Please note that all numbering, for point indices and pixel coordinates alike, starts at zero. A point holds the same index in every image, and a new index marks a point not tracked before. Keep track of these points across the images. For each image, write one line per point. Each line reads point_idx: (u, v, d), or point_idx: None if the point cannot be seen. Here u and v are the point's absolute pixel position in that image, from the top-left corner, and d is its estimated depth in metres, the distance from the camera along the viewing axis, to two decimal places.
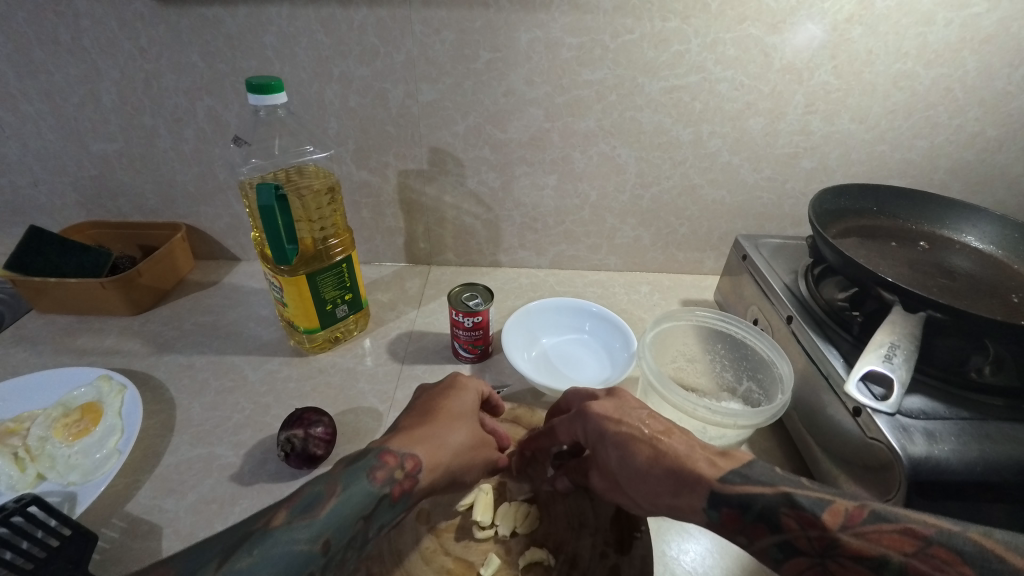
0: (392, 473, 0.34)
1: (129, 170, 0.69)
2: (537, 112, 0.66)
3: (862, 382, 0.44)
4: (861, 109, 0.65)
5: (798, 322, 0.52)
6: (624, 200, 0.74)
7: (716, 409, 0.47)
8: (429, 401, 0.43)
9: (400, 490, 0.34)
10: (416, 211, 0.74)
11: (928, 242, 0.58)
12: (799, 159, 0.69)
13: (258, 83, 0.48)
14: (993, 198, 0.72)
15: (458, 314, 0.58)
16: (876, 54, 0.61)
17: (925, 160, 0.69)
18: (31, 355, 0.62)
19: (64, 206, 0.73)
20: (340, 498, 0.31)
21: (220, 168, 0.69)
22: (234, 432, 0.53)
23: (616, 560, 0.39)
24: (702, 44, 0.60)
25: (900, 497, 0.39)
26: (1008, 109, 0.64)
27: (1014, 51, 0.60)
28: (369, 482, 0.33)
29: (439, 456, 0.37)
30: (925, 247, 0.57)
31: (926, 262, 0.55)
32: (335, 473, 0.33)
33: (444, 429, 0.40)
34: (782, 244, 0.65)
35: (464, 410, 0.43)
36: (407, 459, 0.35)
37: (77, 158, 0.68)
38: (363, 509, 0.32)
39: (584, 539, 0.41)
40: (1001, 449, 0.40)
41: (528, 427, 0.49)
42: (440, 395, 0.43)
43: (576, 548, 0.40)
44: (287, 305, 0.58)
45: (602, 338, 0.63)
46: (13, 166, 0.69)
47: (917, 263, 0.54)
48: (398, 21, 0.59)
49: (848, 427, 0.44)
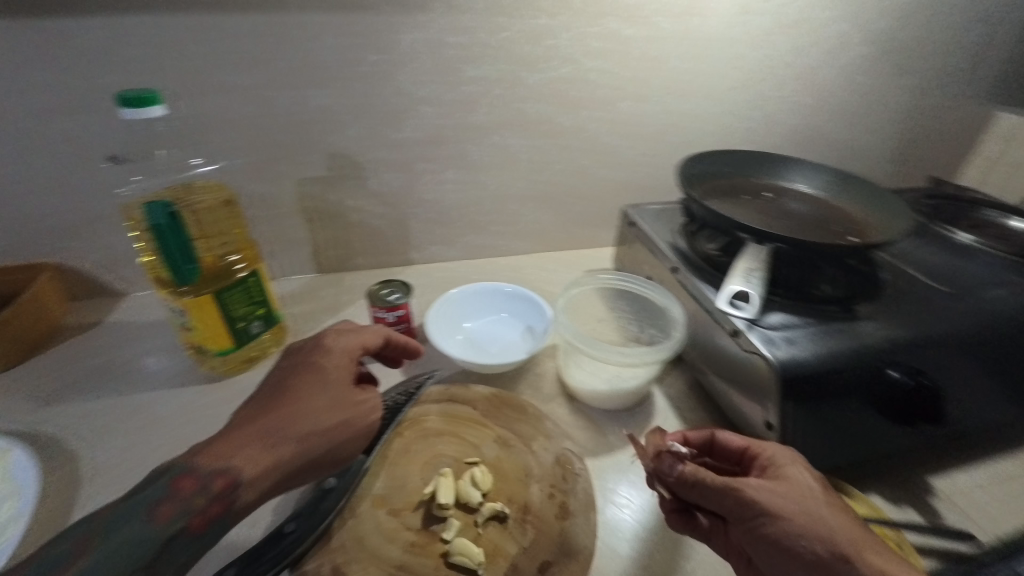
0: (186, 502, 0.35)
1: None
2: (429, 110, 0.69)
3: (734, 312, 0.53)
4: (708, 87, 0.76)
5: (682, 271, 0.61)
6: (522, 186, 0.79)
7: (628, 352, 0.53)
8: (283, 376, 0.42)
9: (196, 519, 0.35)
10: (320, 218, 0.73)
11: (771, 193, 0.69)
12: (666, 135, 0.79)
13: (131, 96, 0.46)
14: (815, 155, 0.87)
15: (379, 311, 0.59)
16: (712, 41, 0.71)
17: (762, 128, 0.82)
18: None
19: None
20: (102, 549, 0.32)
21: (88, 196, 0.62)
22: (155, 468, 0.49)
23: (564, 498, 0.44)
24: (570, 38, 0.67)
25: (776, 398, 0.47)
26: (813, 80, 0.79)
27: (811, 32, 0.74)
28: (147, 523, 0.34)
29: (262, 459, 0.37)
30: (769, 197, 0.69)
31: (771, 210, 0.66)
32: (97, 520, 0.34)
33: (285, 418, 0.39)
34: (661, 209, 0.74)
35: (320, 388, 0.41)
36: (212, 478, 0.36)
37: None
38: (141, 553, 0.33)
39: (533, 486, 0.44)
40: (840, 343, 0.50)
41: (466, 403, 0.52)
42: (295, 372, 0.42)
43: (528, 496, 0.44)
44: (195, 329, 0.55)
45: (521, 315, 0.68)
46: None
47: (765, 211, 0.65)
48: (277, 28, 0.58)
49: (732, 351, 0.53)
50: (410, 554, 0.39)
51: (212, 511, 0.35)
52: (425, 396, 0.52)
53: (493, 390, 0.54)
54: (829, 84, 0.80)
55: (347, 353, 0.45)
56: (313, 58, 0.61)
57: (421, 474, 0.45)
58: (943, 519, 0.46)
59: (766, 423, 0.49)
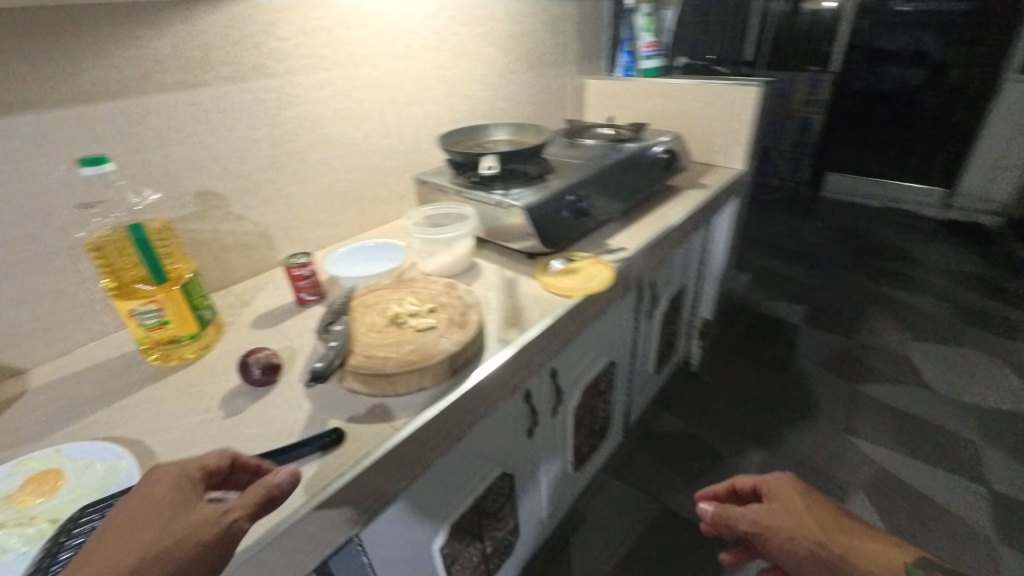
0: None
1: None
2: (266, 145, 0.97)
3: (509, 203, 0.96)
4: (431, 95, 1.23)
5: (465, 192, 1.03)
6: (314, 168, 1.06)
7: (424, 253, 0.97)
8: (126, 518, 0.42)
9: None
10: (201, 247, 0.94)
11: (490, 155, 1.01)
12: (420, 131, 1.24)
13: (89, 158, 0.66)
14: (504, 111, 1.42)
15: (295, 269, 0.87)
16: (422, 65, 1.18)
17: (469, 113, 1.34)
18: None
19: None
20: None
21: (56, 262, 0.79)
22: (197, 408, 0.69)
23: (439, 322, 0.74)
24: (340, 79, 1.04)
25: (532, 230, 0.94)
26: (474, 76, 1.31)
27: (463, 51, 1.26)
28: None
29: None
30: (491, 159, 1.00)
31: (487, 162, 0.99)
32: None
33: (117, 551, 0.39)
34: (438, 170, 1.17)
35: (168, 515, 0.43)
36: None
37: None
38: None
39: (399, 348, 0.69)
40: (545, 190, 0.99)
41: (366, 313, 0.77)
42: (139, 509, 0.43)
43: (387, 346, 0.69)
44: (167, 322, 0.74)
45: (376, 254, 1.01)
46: None
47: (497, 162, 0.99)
48: (141, 107, 0.80)
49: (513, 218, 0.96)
50: (399, 348, 0.69)
51: None
52: (351, 323, 0.74)
53: (392, 280, 0.88)
54: (491, 73, 1.35)
55: (205, 539, 0.42)
56: (131, 109, 0.80)
57: (388, 331, 0.72)
58: (613, 248, 1.02)
59: (530, 240, 0.96)
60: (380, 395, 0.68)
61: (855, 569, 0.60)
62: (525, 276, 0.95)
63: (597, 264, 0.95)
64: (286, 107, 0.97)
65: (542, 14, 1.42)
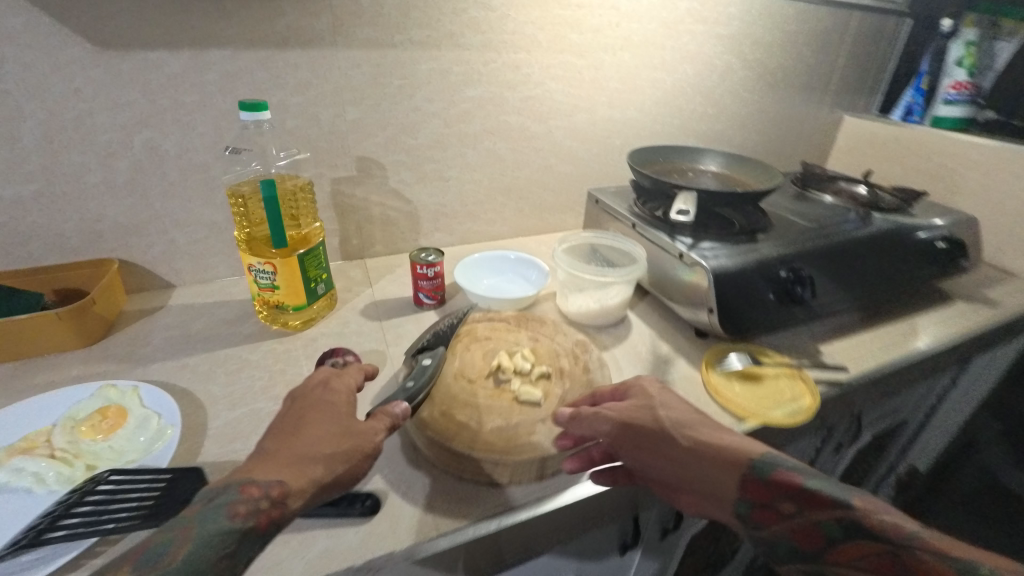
0: (254, 505, 0.37)
1: (70, 206, 0.75)
2: (437, 121, 0.88)
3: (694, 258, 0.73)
4: (640, 102, 1.02)
5: (641, 226, 0.82)
6: (483, 156, 0.95)
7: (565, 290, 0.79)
8: (296, 410, 0.46)
9: (263, 518, 0.37)
10: (348, 212, 0.90)
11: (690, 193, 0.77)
12: (612, 139, 1.04)
13: (248, 103, 0.61)
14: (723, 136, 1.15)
15: (421, 267, 0.76)
16: (640, 65, 0.98)
17: (679, 130, 1.10)
18: (46, 403, 0.60)
19: (26, 248, 0.75)
20: (196, 541, 0.34)
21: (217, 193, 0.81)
22: (266, 391, 0.63)
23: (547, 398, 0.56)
24: (541, 66, 0.90)
25: (713, 303, 0.69)
26: (698, 86, 1.06)
27: (696, 56, 1.02)
28: (227, 521, 0.35)
29: (271, 467, 0.40)
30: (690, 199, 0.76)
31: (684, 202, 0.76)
32: (190, 516, 0.36)
33: (298, 442, 0.42)
34: (618, 191, 0.97)
35: (331, 412, 0.46)
36: (270, 486, 0.38)
37: (67, 227, 0.76)
38: (219, 550, 0.35)
39: (484, 417, 0.53)
40: (749, 255, 0.73)
41: (472, 348, 0.63)
42: (304, 406, 0.46)
43: (471, 409, 0.54)
44: (278, 288, 0.69)
45: (522, 271, 0.86)
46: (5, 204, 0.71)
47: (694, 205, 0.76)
48: (327, 59, 0.77)
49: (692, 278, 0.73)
50: (483, 417, 0.53)
51: (273, 515, 0.37)
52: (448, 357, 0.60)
53: (517, 313, 0.72)
54: (721, 87, 1.08)
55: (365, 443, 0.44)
56: (317, 60, 0.76)
57: (481, 385, 0.57)
58: (824, 360, 0.71)
59: (704, 315, 0.72)
60: (440, 469, 0.52)
61: (703, 474, 0.45)
62: (683, 360, 0.71)
63: (793, 381, 0.66)
64: (470, 85, 0.87)
65: (815, 25, 1.10)
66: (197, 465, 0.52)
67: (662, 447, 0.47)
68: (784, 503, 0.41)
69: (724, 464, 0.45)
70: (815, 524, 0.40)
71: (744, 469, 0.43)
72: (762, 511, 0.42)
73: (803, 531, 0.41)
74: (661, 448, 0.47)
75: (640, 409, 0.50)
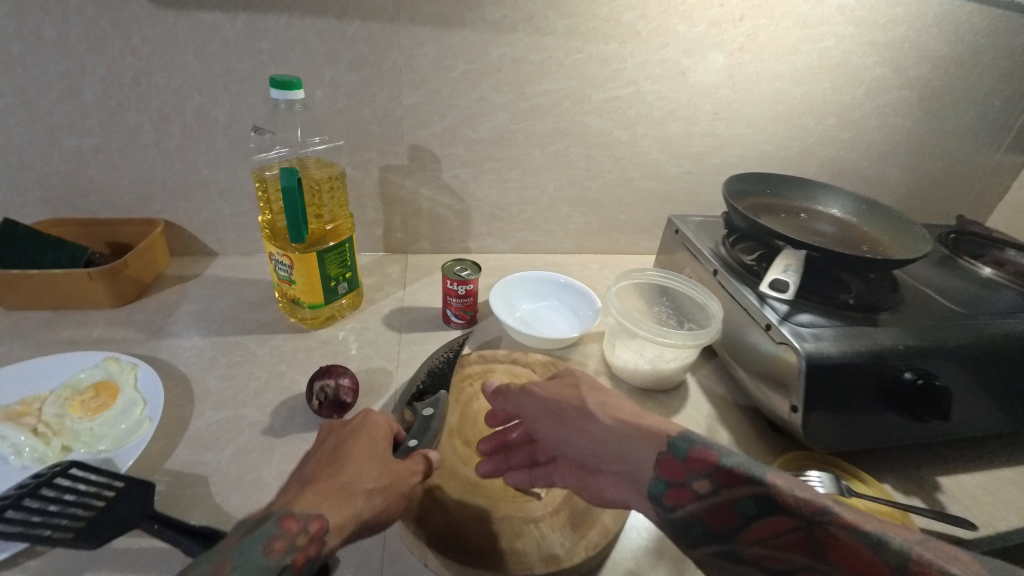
0: (293, 539, 0.34)
1: (118, 163, 0.74)
2: (503, 116, 0.78)
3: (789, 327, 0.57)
4: (751, 116, 0.84)
5: (723, 273, 0.68)
6: (550, 159, 0.83)
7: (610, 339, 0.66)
8: (338, 443, 0.43)
9: (303, 556, 0.33)
10: (395, 203, 0.83)
11: (794, 260, 0.61)
12: (709, 156, 0.88)
13: (280, 80, 0.55)
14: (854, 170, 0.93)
15: (451, 283, 0.67)
16: (760, 74, 0.80)
17: (798, 156, 0.90)
18: (50, 364, 0.58)
19: (80, 198, 0.76)
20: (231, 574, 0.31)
21: None
22: (256, 395, 0.58)
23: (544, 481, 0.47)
24: (635, 63, 0.76)
25: (801, 389, 0.54)
26: (834, 105, 0.85)
27: (838, 69, 0.82)
28: (265, 555, 0.32)
29: (311, 496, 0.37)
30: (793, 267, 0.61)
31: (783, 268, 0.61)
32: (228, 547, 0.33)
33: (338, 474, 0.39)
34: (704, 221, 0.82)
35: (375, 446, 0.43)
36: (310, 519, 0.35)
37: (118, 183, 0.75)
38: None
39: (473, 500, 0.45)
40: (860, 342, 0.56)
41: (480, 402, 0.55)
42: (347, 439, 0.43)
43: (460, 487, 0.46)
44: (295, 282, 0.64)
45: (569, 302, 0.75)
46: (66, 155, 0.72)
47: (798, 275, 0.60)
48: (387, 35, 0.69)
49: (777, 355, 0.58)
50: (466, 502, 0.45)
51: (311, 552, 0.34)
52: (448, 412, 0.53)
53: (547, 358, 0.61)
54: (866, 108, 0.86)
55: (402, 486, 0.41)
56: (377, 35, 0.69)
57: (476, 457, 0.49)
58: (946, 511, 0.54)
59: (784, 402, 0.57)
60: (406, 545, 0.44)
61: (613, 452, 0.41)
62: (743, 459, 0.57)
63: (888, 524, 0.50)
64: (546, 77, 0.76)
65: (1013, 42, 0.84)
66: (155, 480, 0.48)
67: (579, 422, 0.44)
68: (702, 482, 0.36)
69: (644, 436, 0.41)
70: (731, 503, 0.35)
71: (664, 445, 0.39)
72: (676, 491, 0.37)
73: (718, 511, 0.35)
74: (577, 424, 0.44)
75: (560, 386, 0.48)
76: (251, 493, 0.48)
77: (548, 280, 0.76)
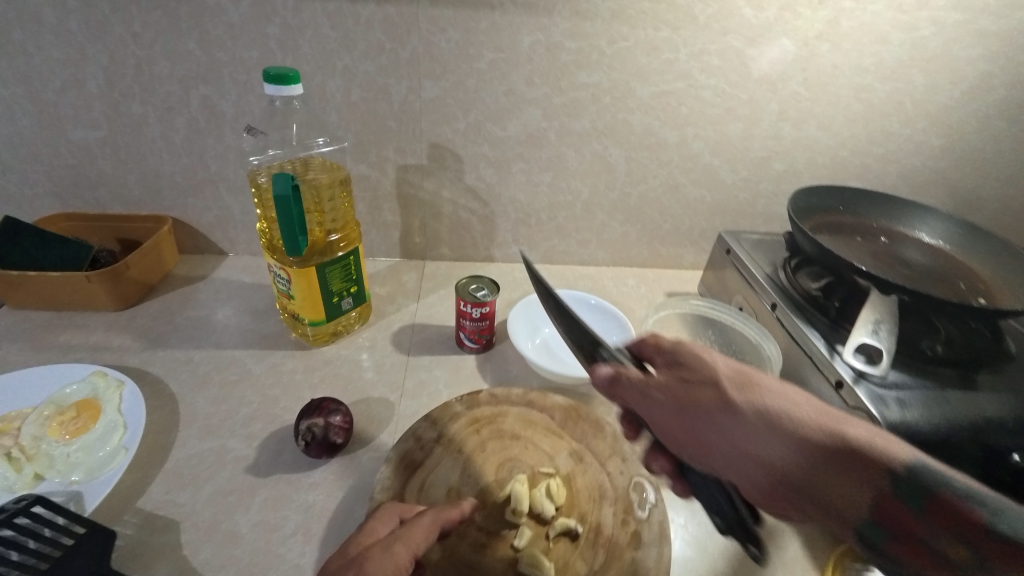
0: None
1: (123, 158, 0.70)
2: (535, 112, 0.69)
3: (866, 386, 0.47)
4: (826, 117, 0.72)
5: (782, 307, 0.58)
6: (586, 162, 0.74)
7: None
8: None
9: None
10: (413, 205, 0.75)
11: (887, 321, 0.50)
12: (772, 162, 0.76)
13: (275, 73, 0.48)
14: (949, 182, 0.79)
15: (466, 304, 0.59)
16: (840, 68, 0.68)
17: (880, 164, 0.77)
18: (36, 376, 0.55)
19: (88, 193, 0.72)
20: None
21: None
22: (244, 424, 0.53)
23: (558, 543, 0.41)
24: (690, 53, 0.66)
25: None
26: (932, 104, 0.71)
27: (940, 62, 0.68)
28: None
29: None
30: (886, 329, 0.49)
31: (872, 329, 0.49)
32: None
33: None
34: (760, 239, 0.71)
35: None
36: None
37: (124, 178, 0.71)
38: None
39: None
40: (954, 411, 0.46)
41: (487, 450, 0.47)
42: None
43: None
44: (294, 297, 0.58)
45: (600, 328, 0.67)
46: (72, 147, 0.68)
47: (891, 339, 0.48)
48: (405, 19, 0.61)
49: (848, 417, 0.47)
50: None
51: None
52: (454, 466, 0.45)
53: (570, 400, 0.52)
54: (972, 109, 0.72)
55: None
56: (394, 19, 0.61)
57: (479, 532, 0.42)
58: None
59: None
60: None
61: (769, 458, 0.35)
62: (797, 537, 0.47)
63: None
64: (585, 69, 0.66)
65: None
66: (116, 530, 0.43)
67: (722, 422, 0.38)
68: (951, 546, 0.27)
69: (852, 468, 0.31)
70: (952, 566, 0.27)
71: (878, 481, 0.30)
72: (904, 545, 0.28)
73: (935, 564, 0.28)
74: (740, 431, 0.37)
75: (706, 378, 0.40)
76: (223, 547, 0.43)
77: (577, 301, 0.68)
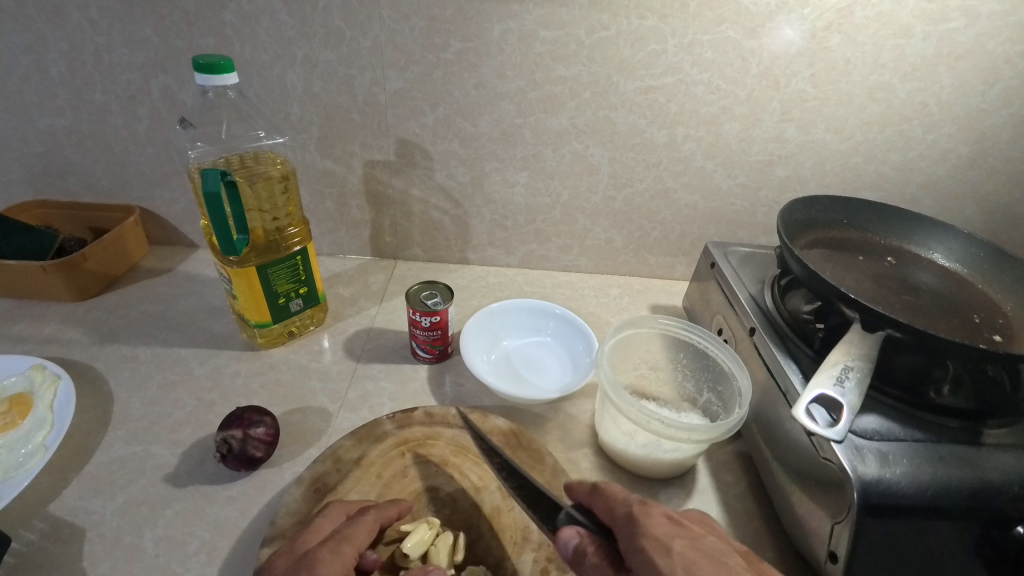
0: None
1: (91, 146, 0.69)
2: (509, 106, 0.64)
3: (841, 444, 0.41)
4: (836, 118, 0.65)
5: (761, 334, 0.52)
6: (566, 161, 0.69)
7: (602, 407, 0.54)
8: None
9: None
10: (383, 203, 0.72)
11: (858, 368, 0.43)
12: (773, 167, 0.69)
13: (204, 61, 0.45)
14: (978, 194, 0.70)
15: (415, 313, 0.56)
16: (853, 64, 0.61)
17: (898, 173, 0.69)
18: None
19: (58, 181, 0.72)
20: None
21: None
22: (173, 429, 0.50)
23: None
24: (679, 44, 0.59)
25: (850, 522, 0.38)
26: (958, 107, 0.63)
27: (971, 58, 0.60)
28: None
29: None
30: (854, 378, 0.42)
31: (837, 378, 0.42)
32: None
33: None
34: (752, 253, 0.64)
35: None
36: None
37: (92, 166, 0.70)
38: None
39: None
40: (949, 470, 0.40)
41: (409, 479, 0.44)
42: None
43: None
44: (237, 297, 0.55)
45: (565, 341, 0.62)
46: (40, 134, 0.68)
47: (858, 395, 0.42)
48: (365, 5, 0.57)
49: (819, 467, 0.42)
50: None
51: None
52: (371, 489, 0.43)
53: (512, 424, 0.48)
54: (1009, 113, 0.63)
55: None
56: (354, 4, 0.57)
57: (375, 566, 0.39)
58: None
59: (824, 523, 0.41)
60: None
61: None
62: None
63: None
64: (562, 61, 0.61)
65: None
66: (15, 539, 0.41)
67: None
68: None
69: None
70: None
71: None
72: None
73: None
74: None
75: None
76: (121, 563, 0.41)
77: (541, 311, 0.63)
